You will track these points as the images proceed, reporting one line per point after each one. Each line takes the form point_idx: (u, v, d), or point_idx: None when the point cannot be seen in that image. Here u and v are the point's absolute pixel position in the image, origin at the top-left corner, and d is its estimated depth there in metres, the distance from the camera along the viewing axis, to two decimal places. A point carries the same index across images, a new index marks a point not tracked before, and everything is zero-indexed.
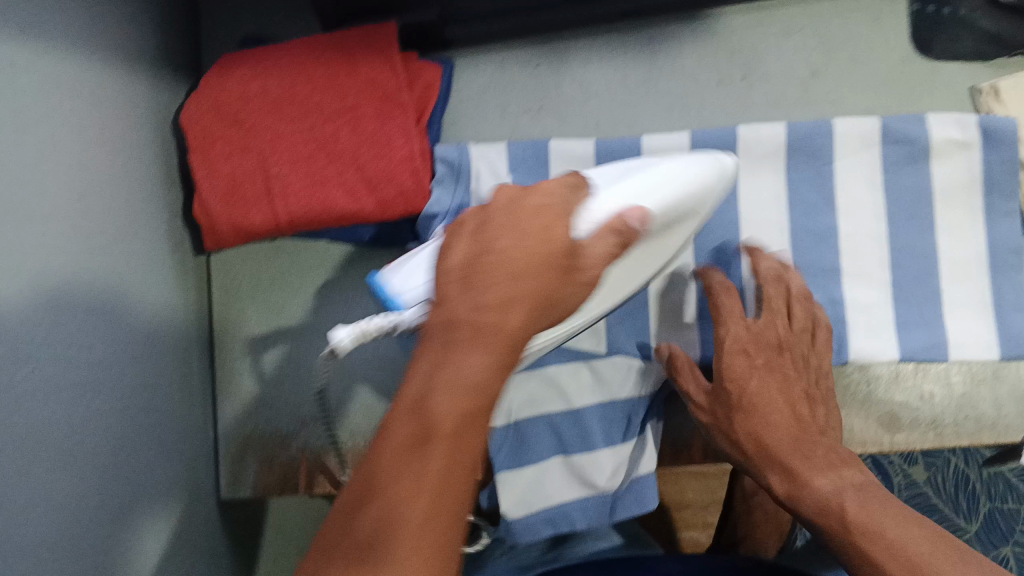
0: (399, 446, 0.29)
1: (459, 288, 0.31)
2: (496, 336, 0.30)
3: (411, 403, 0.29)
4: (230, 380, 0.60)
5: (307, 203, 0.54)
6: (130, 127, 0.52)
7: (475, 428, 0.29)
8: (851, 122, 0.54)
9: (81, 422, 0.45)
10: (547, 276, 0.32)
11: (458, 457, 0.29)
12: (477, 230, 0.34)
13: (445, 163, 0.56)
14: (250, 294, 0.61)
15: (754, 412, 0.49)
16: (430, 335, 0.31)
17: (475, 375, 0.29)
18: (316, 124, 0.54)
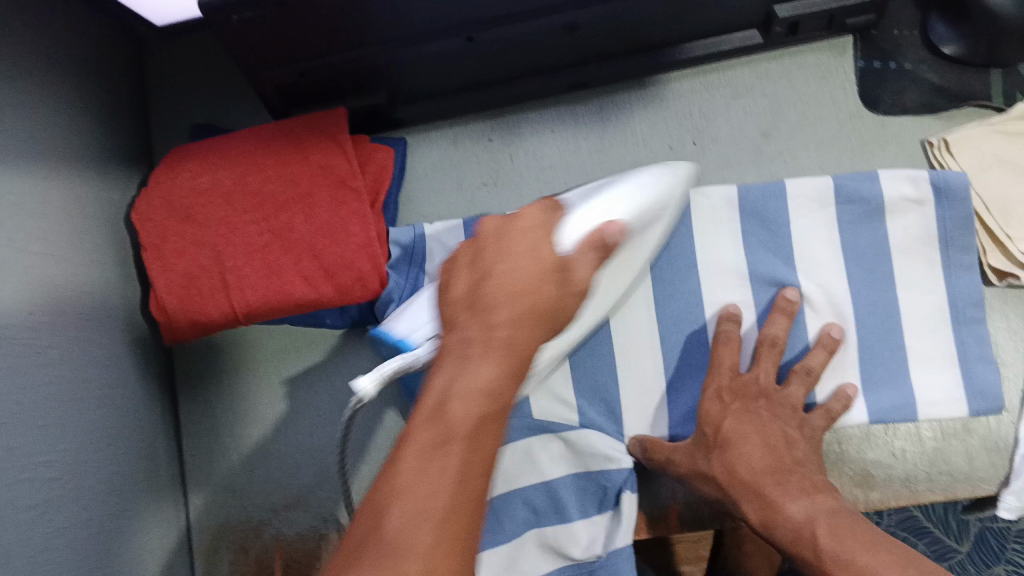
0: (422, 454, 0.30)
1: (465, 313, 0.34)
2: (511, 351, 0.33)
3: (430, 415, 0.31)
4: (200, 470, 0.60)
5: (265, 292, 0.53)
6: (82, 229, 0.52)
7: (487, 437, 0.31)
8: (802, 180, 0.56)
9: (42, 540, 0.44)
10: (551, 291, 0.35)
11: (474, 458, 0.30)
12: (473, 255, 0.37)
13: (399, 246, 0.56)
14: (216, 384, 0.61)
15: (729, 448, 0.50)
16: (446, 356, 0.33)
17: (488, 377, 0.31)
18: (271, 213, 0.54)
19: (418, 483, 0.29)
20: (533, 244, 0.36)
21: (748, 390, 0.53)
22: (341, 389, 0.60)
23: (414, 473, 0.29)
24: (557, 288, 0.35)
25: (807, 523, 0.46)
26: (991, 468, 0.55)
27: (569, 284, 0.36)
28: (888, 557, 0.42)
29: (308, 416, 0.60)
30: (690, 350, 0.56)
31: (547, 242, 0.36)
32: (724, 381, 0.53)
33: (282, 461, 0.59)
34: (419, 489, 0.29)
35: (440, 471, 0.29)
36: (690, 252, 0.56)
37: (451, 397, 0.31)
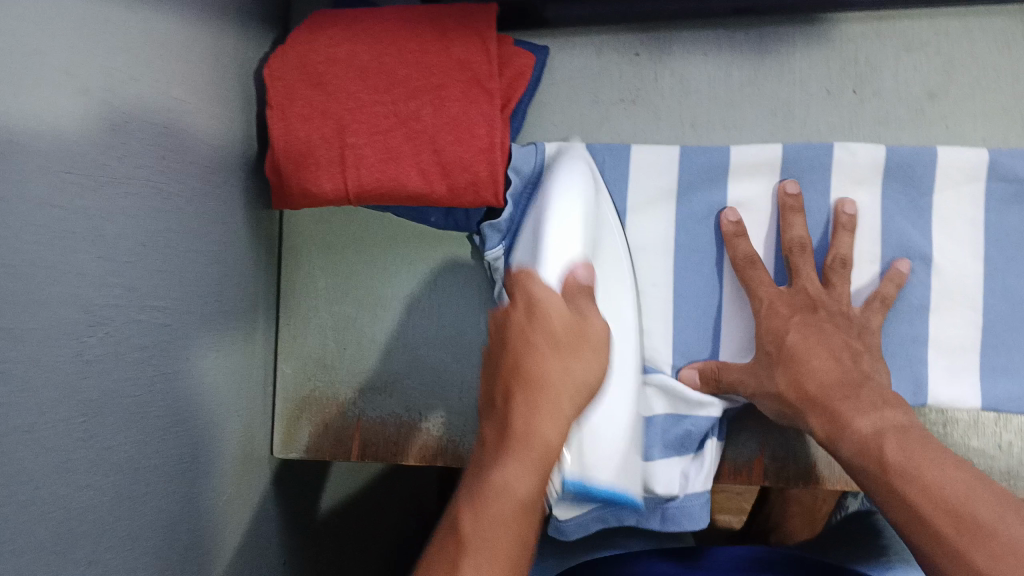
0: (444, 553, 0.38)
1: (498, 405, 0.42)
2: (528, 448, 0.40)
3: (456, 513, 0.40)
4: (294, 340, 0.60)
5: (379, 177, 0.53)
6: (218, 82, 0.52)
7: (507, 523, 0.38)
8: (960, 152, 0.53)
9: (151, 382, 0.45)
10: (572, 368, 0.42)
11: (483, 545, 0.38)
12: (496, 361, 0.45)
13: (518, 172, 0.56)
14: (320, 257, 0.61)
15: (800, 372, 0.50)
16: (473, 458, 0.43)
17: (511, 481, 0.39)
18: (400, 98, 0.53)
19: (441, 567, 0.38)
20: (546, 316, 0.43)
21: (803, 304, 0.53)
22: (441, 284, 0.59)
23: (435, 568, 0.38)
24: (574, 357, 0.42)
25: (880, 436, 0.45)
26: None
27: (586, 342, 0.43)
28: (962, 476, 0.42)
29: (404, 305, 0.59)
30: None
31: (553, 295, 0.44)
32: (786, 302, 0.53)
33: (376, 343, 0.60)
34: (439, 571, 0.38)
35: (454, 559, 0.37)
36: (823, 207, 0.55)
37: (477, 498, 0.39)
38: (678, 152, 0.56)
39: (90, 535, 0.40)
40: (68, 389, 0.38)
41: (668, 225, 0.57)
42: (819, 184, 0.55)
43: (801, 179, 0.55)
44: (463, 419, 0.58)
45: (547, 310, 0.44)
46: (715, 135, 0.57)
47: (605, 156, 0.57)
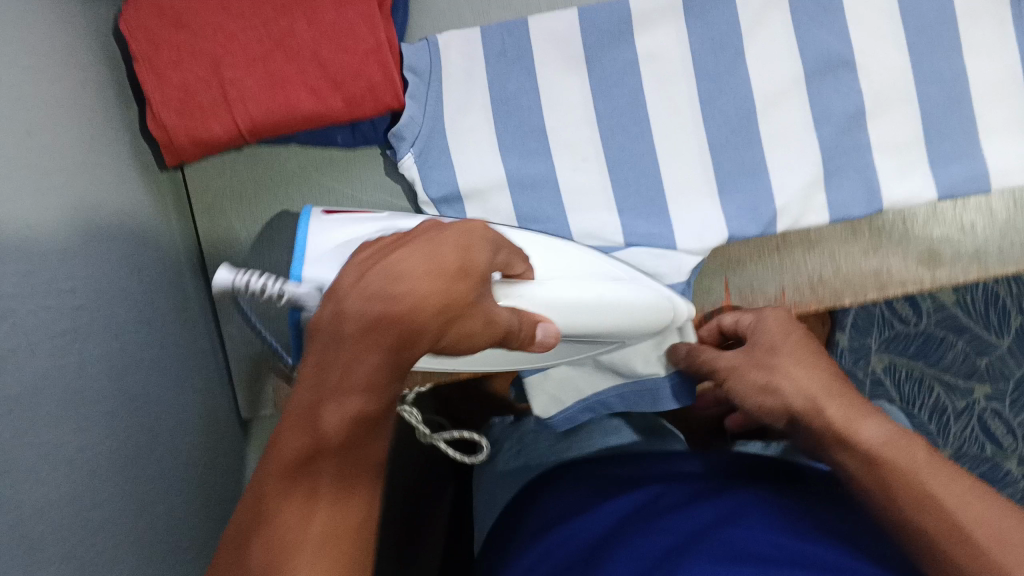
0: (285, 472, 0.29)
1: (353, 283, 0.33)
2: (392, 339, 0.31)
3: (306, 409, 0.30)
4: (228, 302, 0.58)
5: (269, 106, 0.50)
6: (70, 44, 0.47)
7: (374, 438, 0.31)
8: None
9: (78, 370, 0.41)
10: (458, 286, 0.35)
11: (350, 466, 0.30)
12: (376, 251, 0.36)
13: (414, 72, 0.53)
14: (234, 210, 0.57)
15: (763, 370, 0.47)
16: (318, 336, 0.32)
17: (369, 376, 0.30)
18: (269, 17, 0.49)
19: (300, 485, 0.29)
20: (458, 240, 0.36)
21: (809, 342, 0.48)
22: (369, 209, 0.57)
23: (284, 478, 0.29)
24: (464, 294, 0.35)
25: (895, 447, 0.41)
26: None
27: (485, 310, 0.38)
28: (967, 485, 0.39)
29: None
30: (741, 149, 0.53)
31: (476, 248, 0.37)
32: (791, 333, 0.49)
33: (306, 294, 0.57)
34: (295, 486, 0.29)
35: (310, 491, 0.29)
36: (738, 38, 0.52)
37: (336, 392, 0.30)
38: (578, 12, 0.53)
39: (53, 536, 0.37)
40: (0, 380, 0.35)
41: (583, 93, 0.53)
42: (729, 13, 0.52)
43: (707, 14, 0.52)
44: None
45: (456, 245, 0.36)
46: None
47: (504, 36, 0.54)
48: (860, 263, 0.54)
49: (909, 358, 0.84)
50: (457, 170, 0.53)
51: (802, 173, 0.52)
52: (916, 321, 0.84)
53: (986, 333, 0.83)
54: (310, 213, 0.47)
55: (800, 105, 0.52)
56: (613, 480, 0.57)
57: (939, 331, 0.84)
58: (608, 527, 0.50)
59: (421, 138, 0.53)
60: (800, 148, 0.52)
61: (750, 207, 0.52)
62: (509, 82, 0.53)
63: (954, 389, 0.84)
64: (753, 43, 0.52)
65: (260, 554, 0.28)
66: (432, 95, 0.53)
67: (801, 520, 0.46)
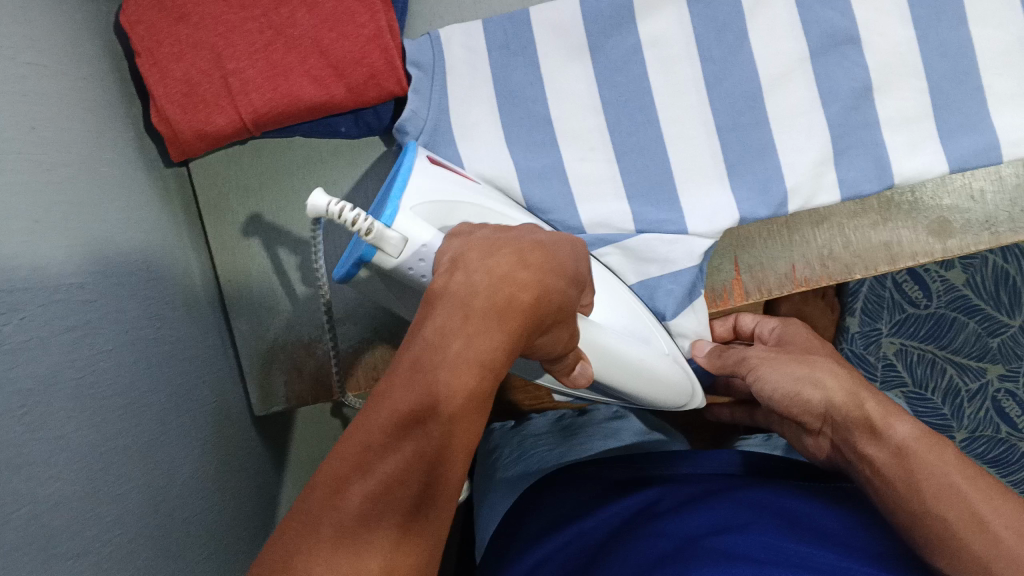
0: (367, 459, 0.26)
1: (477, 255, 0.31)
2: (513, 322, 0.29)
3: (419, 360, 0.28)
4: (240, 296, 0.57)
5: (271, 96, 0.50)
6: (67, 43, 0.47)
7: (479, 414, 0.28)
8: None
9: (90, 365, 0.41)
10: (570, 285, 0.33)
11: (448, 445, 0.27)
12: (483, 245, 0.32)
13: (416, 67, 0.52)
14: (240, 201, 0.57)
15: (804, 364, 0.49)
16: (441, 300, 0.29)
17: (482, 351, 0.28)
18: (269, 7, 0.50)
19: (379, 463, 0.26)
20: (560, 256, 0.33)
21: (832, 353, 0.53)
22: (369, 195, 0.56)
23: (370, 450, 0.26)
24: (576, 293, 0.33)
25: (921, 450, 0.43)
26: None
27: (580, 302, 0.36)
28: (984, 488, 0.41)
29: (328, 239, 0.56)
30: (745, 133, 0.51)
31: (581, 262, 0.35)
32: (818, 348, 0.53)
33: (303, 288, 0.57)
34: (377, 459, 0.26)
35: (406, 458, 0.26)
36: (739, 20, 0.51)
37: (434, 367, 0.27)
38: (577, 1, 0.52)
39: (70, 533, 0.36)
40: (9, 377, 0.34)
41: (587, 81, 0.52)
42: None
43: None
44: None
45: (558, 256, 0.33)
46: None
47: (505, 27, 0.53)
48: (870, 235, 0.53)
49: (920, 341, 0.82)
50: (465, 160, 0.52)
51: (811, 151, 0.50)
52: (926, 302, 0.82)
53: (997, 314, 0.80)
54: (416, 153, 0.42)
55: (806, 85, 0.50)
56: (627, 479, 0.57)
57: (951, 312, 0.81)
58: (619, 526, 0.50)
59: (427, 130, 0.52)
60: (805, 126, 0.51)
61: (758, 190, 0.51)
62: (514, 74, 0.53)
63: (965, 370, 0.80)
64: (755, 21, 0.50)
65: (350, 511, 0.25)
66: (436, 89, 0.52)
67: (816, 528, 0.45)
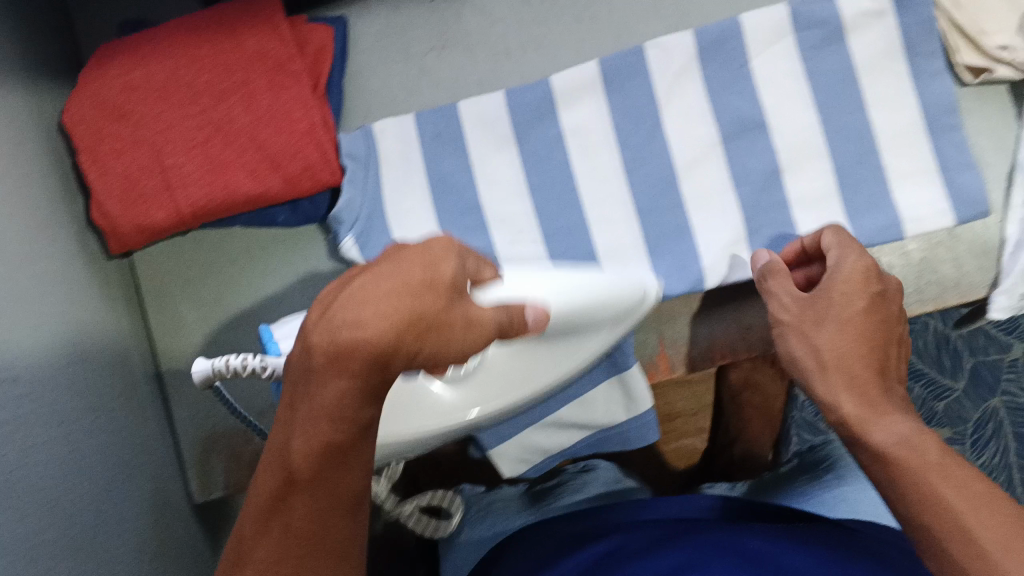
0: (263, 500, 0.35)
1: (319, 316, 0.33)
2: (359, 362, 0.32)
3: (282, 445, 0.34)
4: (179, 383, 0.57)
5: (209, 189, 0.51)
6: (10, 145, 0.48)
7: (346, 466, 0.34)
8: (760, 11, 0.53)
9: (22, 458, 0.41)
10: (440, 294, 0.33)
11: (322, 490, 0.34)
12: (339, 282, 0.34)
13: (352, 158, 0.54)
14: (182, 291, 0.58)
15: (814, 324, 0.46)
16: (296, 371, 0.34)
17: (332, 401, 0.33)
18: (207, 105, 0.52)
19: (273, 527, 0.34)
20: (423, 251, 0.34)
21: (869, 342, 0.45)
22: (313, 278, 0.57)
23: (258, 519, 0.35)
24: (450, 304, 0.33)
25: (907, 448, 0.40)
26: (979, 271, 0.55)
27: (464, 311, 0.34)
28: None
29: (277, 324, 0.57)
30: (666, 215, 0.54)
31: (445, 261, 0.34)
32: (860, 298, 0.46)
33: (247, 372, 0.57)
34: (267, 524, 0.35)
35: (276, 532, 0.34)
36: (654, 109, 0.54)
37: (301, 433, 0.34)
38: (503, 94, 0.54)
39: None
40: None
41: (515, 167, 0.55)
42: (641, 86, 0.53)
43: (623, 86, 0.54)
44: None
45: (432, 248, 0.34)
46: (532, 60, 0.55)
47: (437, 119, 0.55)
48: None
49: None
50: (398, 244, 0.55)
51: (726, 232, 0.53)
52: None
53: (940, 377, 0.79)
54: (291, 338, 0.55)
55: (719, 169, 0.53)
56: (580, 533, 0.56)
57: None
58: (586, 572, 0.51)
59: (361, 220, 0.54)
60: (721, 206, 0.53)
61: (678, 267, 0.53)
62: (445, 163, 0.55)
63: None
64: (668, 111, 0.54)
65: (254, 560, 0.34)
66: (370, 180, 0.54)
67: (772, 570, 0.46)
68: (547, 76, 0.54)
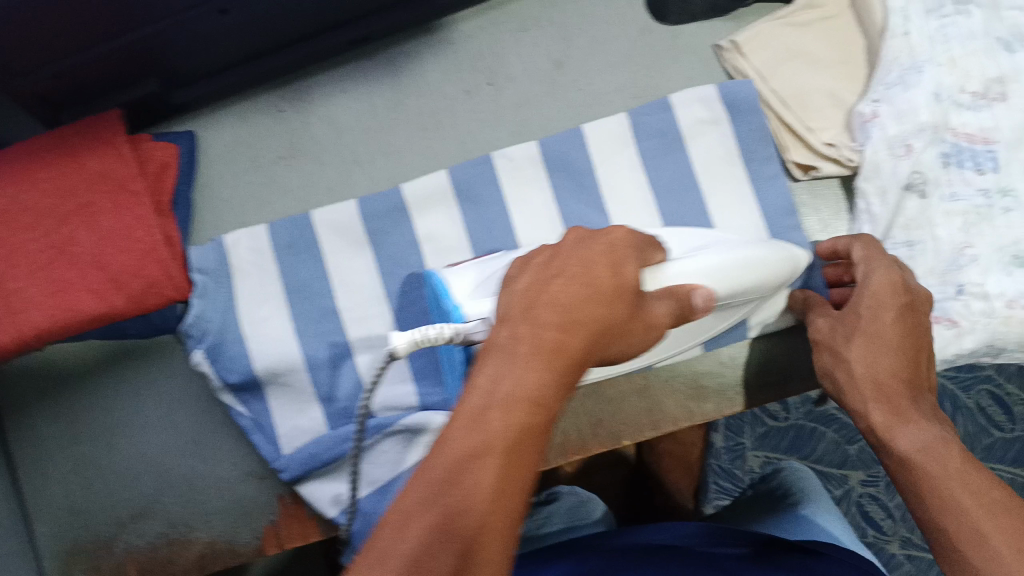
0: (444, 464, 0.29)
1: (520, 306, 0.32)
2: (552, 355, 0.31)
3: (474, 409, 0.30)
4: (39, 498, 0.57)
5: (54, 313, 0.49)
6: None
7: (537, 448, 0.31)
8: (600, 121, 0.54)
9: None
10: (626, 305, 0.33)
11: (516, 467, 0.30)
12: (544, 260, 0.34)
13: (202, 272, 0.54)
14: (39, 408, 0.57)
15: (869, 342, 0.43)
16: (487, 356, 0.31)
17: (526, 385, 0.30)
18: (50, 228, 0.51)
19: (437, 503, 0.28)
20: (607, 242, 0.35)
21: (904, 340, 0.42)
22: (165, 390, 0.57)
23: (423, 500, 0.29)
24: (636, 324, 0.34)
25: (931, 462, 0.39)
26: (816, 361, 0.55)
27: (644, 315, 0.35)
28: None
29: (135, 436, 0.57)
30: None
31: (629, 264, 0.34)
32: (894, 302, 0.43)
33: (107, 485, 0.57)
34: (431, 503, 0.29)
35: (476, 484, 0.29)
36: (504, 216, 0.54)
37: (475, 415, 0.30)
38: (355, 205, 0.55)
39: None
40: None
41: (369, 273, 0.55)
42: (491, 194, 0.54)
43: (473, 194, 0.55)
44: (230, 519, 0.56)
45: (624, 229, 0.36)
46: (381, 166, 0.56)
47: (290, 230, 0.55)
48: (632, 403, 0.55)
49: (784, 452, 0.77)
50: (252, 354, 0.54)
51: None
52: (785, 415, 0.77)
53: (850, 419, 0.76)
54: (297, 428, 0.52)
55: None
56: None
57: (810, 422, 0.77)
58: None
59: (212, 334, 0.54)
60: None
61: None
62: (303, 271, 0.55)
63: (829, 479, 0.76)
64: (517, 217, 0.54)
65: (417, 542, 0.28)
66: (222, 294, 0.54)
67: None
68: (398, 187, 0.55)
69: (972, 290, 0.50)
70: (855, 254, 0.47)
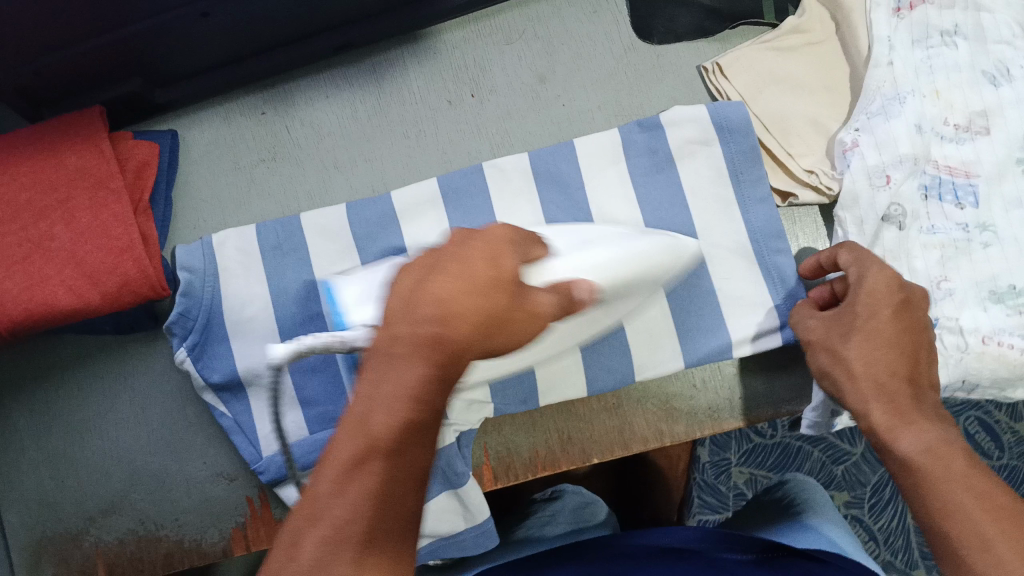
0: (329, 476, 0.30)
1: (400, 308, 0.33)
2: (424, 357, 0.31)
3: (356, 418, 0.31)
4: (11, 488, 0.57)
5: (26, 306, 0.49)
6: None
7: (421, 449, 0.31)
8: (592, 137, 0.54)
9: None
10: (504, 295, 0.34)
11: (399, 470, 0.30)
12: (425, 264, 0.34)
13: (189, 271, 0.53)
14: (16, 400, 0.58)
15: (869, 339, 0.43)
16: (365, 364, 0.32)
17: (402, 386, 0.31)
18: (27, 223, 0.51)
19: (325, 514, 0.29)
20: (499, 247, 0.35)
21: (900, 340, 0.42)
22: (139, 386, 0.57)
23: (313, 510, 0.30)
24: (524, 312, 0.34)
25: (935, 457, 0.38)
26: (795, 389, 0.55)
27: (531, 301, 0.35)
28: None
29: (107, 431, 0.57)
30: None
31: (507, 256, 0.35)
32: (887, 303, 0.43)
33: (79, 477, 0.57)
34: (322, 513, 0.29)
35: (360, 490, 0.30)
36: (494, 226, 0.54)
37: (357, 427, 0.31)
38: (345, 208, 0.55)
39: None
40: None
41: None
42: (481, 203, 0.54)
43: (463, 202, 0.54)
44: (198, 517, 0.56)
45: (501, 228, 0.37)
46: (361, 172, 0.56)
47: (278, 231, 0.55)
48: (603, 420, 0.55)
49: (769, 470, 0.76)
50: (236, 355, 0.53)
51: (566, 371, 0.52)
52: (770, 432, 0.76)
53: (839, 440, 0.75)
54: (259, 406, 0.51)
55: None
56: None
57: (796, 441, 0.76)
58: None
59: (195, 332, 0.53)
60: None
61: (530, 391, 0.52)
62: (287, 273, 0.54)
63: None
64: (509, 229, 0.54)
65: (309, 552, 0.29)
66: (207, 292, 0.53)
67: None
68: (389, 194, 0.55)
69: (946, 324, 0.49)
70: (845, 255, 0.46)
